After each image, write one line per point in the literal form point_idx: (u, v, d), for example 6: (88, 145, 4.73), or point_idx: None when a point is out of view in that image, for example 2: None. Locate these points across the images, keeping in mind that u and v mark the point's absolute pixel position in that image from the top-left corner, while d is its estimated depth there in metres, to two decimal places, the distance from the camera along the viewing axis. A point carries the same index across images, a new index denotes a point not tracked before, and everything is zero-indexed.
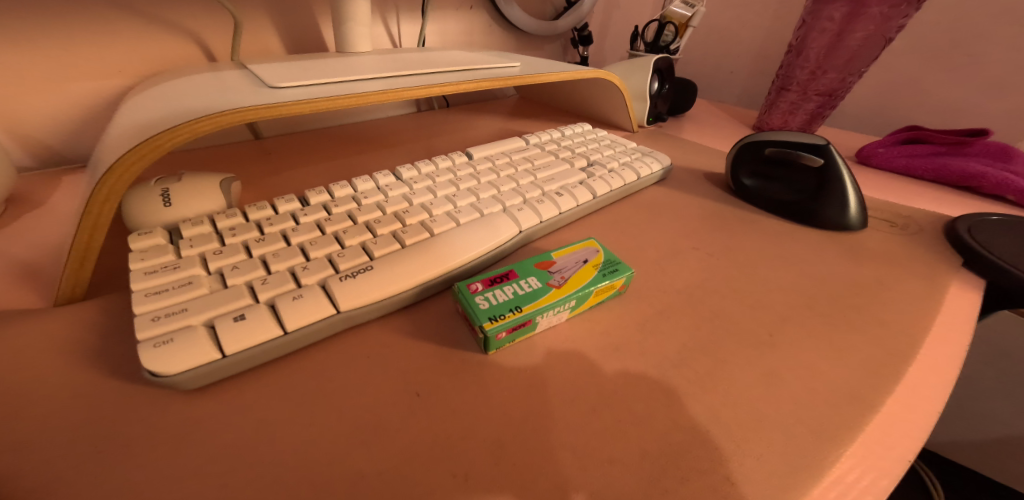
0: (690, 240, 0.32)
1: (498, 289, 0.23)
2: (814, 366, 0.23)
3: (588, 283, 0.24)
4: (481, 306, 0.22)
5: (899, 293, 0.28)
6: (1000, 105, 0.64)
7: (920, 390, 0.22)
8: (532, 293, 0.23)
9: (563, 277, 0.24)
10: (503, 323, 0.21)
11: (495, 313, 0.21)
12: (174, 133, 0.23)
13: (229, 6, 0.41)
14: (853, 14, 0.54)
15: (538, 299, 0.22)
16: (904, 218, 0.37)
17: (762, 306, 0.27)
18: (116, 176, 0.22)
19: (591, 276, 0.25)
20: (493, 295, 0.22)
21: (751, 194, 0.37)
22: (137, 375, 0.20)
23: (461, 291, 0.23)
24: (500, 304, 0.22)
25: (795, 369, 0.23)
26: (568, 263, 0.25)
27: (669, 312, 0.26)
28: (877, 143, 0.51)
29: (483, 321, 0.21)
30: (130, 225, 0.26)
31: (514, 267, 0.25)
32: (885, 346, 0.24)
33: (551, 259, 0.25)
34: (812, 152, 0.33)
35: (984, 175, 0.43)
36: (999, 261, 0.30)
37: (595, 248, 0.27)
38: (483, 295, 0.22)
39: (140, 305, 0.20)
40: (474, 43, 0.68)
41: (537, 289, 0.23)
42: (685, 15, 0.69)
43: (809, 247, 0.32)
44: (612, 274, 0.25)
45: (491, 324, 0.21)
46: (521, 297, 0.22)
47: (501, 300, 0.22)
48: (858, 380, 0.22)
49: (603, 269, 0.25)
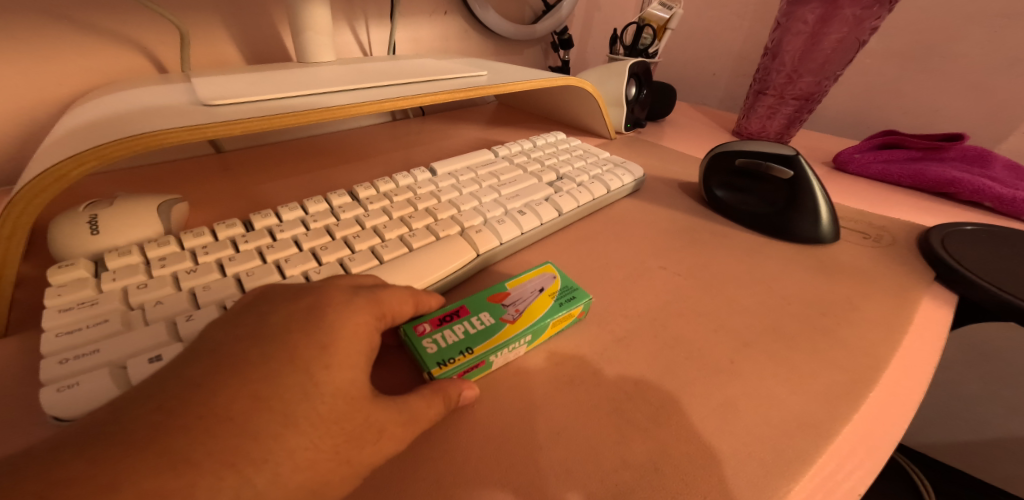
0: (658, 257, 0.31)
1: (446, 330, 0.22)
2: (771, 392, 0.22)
3: (544, 315, 0.23)
4: (429, 351, 0.21)
5: (867, 311, 0.28)
6: (978, 108, 0.64)
7: (879, 418, 0.21)
8: (484, 332, 0.22)
9: (517, 310, 0.24)
10: (453, 368, 0.20)
11: (444, 358, 0.21)
12: (80, 160, 0.21)
13: (172, 18, 0.42)
14: (826, 16, 0.54)
15: (491, 339, 0.22)
16: (878, 228, 0.36)
17: (725, 330, 0.26)
18: (19, 208, 0.20)
19: (546, 306, 0.24)
20: (443, 336, 0.22)
21: (723, 206, 0.36)
22: (30, 416, 0.18)
23: (408, 334, 0.22)
24: (449, 347, 0.21)
25: (752, 397, 0.22)
26: (523, 294, 0.25)
27: (629, 339, 0.25)
28: (853, 148, 0.51)
29: (431, 368, 0.20)
30: (56, 253, 0.24)
31: (465, 302, 0.24)
32: (848, 371, 0.23)
33: (505, 291, 0.25)
34: (782, 163, 0.33)
35: (960, 181, 0.43)
36: (972, 275, 0.29)
37: (552, 274, 0.27)
38: (431, 338, 0.22)
39: (49, 346, 0.19)
40: (450, 49, 0.68)
41: (490, 326, 0.23)
42: (664, 17, 0.68)
43: (779, 262, 0.31)
44: (568, 303, 0.24)
45: (439, 370, 0.20)
46: (471, 338, 0.22)
47: (451, 342, 0.21)
48: (816, 406, 0.21)
49: (559, 298, 0.25)
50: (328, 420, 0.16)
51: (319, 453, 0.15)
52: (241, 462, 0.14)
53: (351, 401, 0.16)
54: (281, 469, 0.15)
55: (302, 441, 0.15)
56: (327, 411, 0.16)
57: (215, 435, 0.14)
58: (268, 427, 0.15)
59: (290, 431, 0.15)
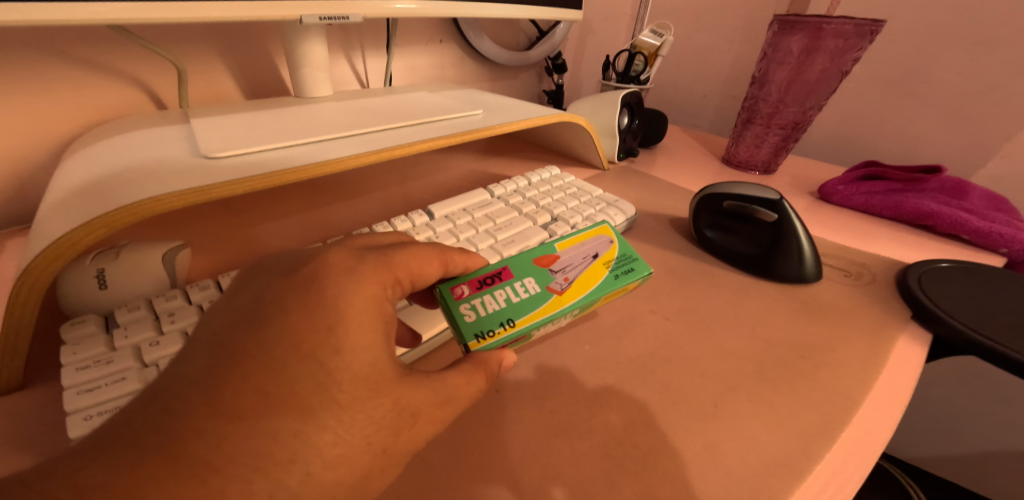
0: (649, 303, 0.33)
1: (487, 296, 0.26)
2: (751, 433, 0.23)
3: (594, 280, 0.29)
4: (468, 320, 0.25)
5: (846, 351, 0.29)
6: (958, 133, 0.66)
7: (850, 457, 0.22)
8: (525, 306, 0.26)
9: (560, 286, 0.28)
10: (488, 341, 0.24)
11: (481, 331, 0.24)
12: (90, 228, 0.21)
13: (170, 58, 0.43)
14: (811, 47, 0.55)
15: (531, 315, 0.26)
16: (859, 266, 0.38)
17: (711, 373, 0.27)
18: (33, 277, 0.21)
19: (598, 279, 0.29)
20: (495, 294, 0.27)
21: (713, 247, 0.38)
22: None
23: (450, 297, 0.26)
24: (487, 319, 0.25)
25: (734, 439, 0.23)
26: (569, 270, 0.29)
27: (620, 384, 0.26)
28: (836, 179, 0.53)
29: (469, 339, 0.24)
30: (67, 307, 0.25)
31: (509, 272, 0.28)
32: (822, 411, 0.25)
33: (551, 265, 0.29)
34: (766, 207, 0.34)
35: (938, 214, 0.44)
36: (947, 317, 0.31)
37: (609, 246, 0.32)
38: (470, 305, 0.26)
39: (72, 405, 0.19)
40: (446, 75, 0.69)
41: (533, 296, 0.27)
42: (655, 44, 0.70)
43: (764, 303, 0.33)
44: (622, 277, 0.29)
45: (476, 342, 0.24)
46: (517, 303, 0.26)
47: (491, 313, 0.25)
48: (794, 447, 0.22)
49: (613, 272, 0.30)
50: (353, 416, 0.17)
51: (349, 445, 0.17)
52: (264, 465, 0.16)
53: (372, 400, 0.18)
54: (311, 469, 0.16)
55: (328, 437, 0.17)
56: (350, 410, 0.17)
57: (239, 437, 0.16)
58: (292, 423, 0.16)
59: (307, 427, 0.17)
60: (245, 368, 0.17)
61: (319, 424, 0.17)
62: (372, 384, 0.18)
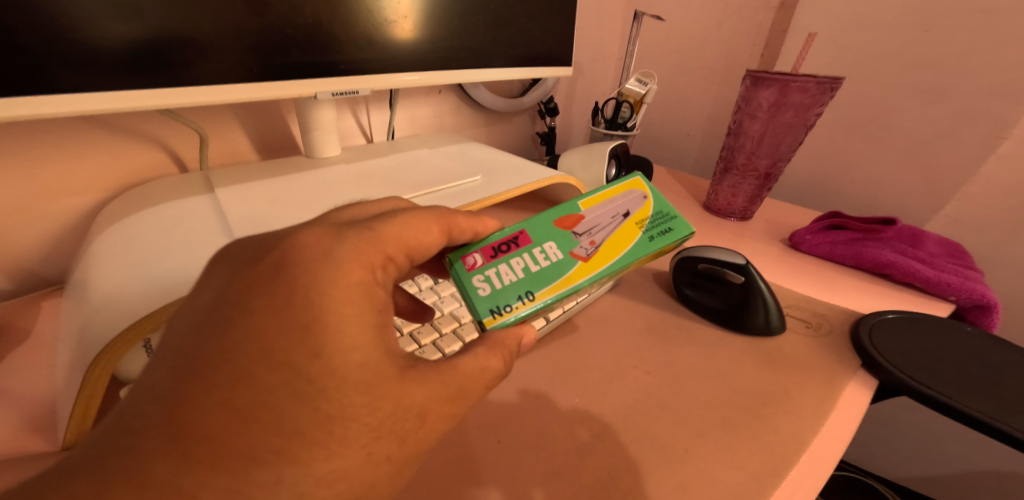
0: (633, 357, 0.37)
1: (502, 268, 0.31)
2: (714, 474, 0.27)
3: (616, 246, 0.34)
4: (483, 296, 0.30)
5: (802, 397, 0.33)
6: (917, 175, 0.71)
7: (796, 493, 0.26)
8: (539, 279, 0.31)
9: (584, 256, 0.33)
10: (501, 318, 0.29)
11: (494, 308, 0.30)
12: (154, 317, 0.26)
13: (192, 126, 0.47)
14: (779, 102, 0.60)
15: (545, 289, 0.31)
16: (819, 317, 0.44)
17: (683, 421, 0.31)
18: (106, 358, 0.25)
19: (620, 251, 0.34)
20: (514, 263, 0.32)
21: (691, 303, 0.43)
22: None
23: (467, 270, 0.31)
24: (501, 293, 0.30)
25: (699, 479, 0.27)
26: (592, 238, 0.34)
27: (605, 432, 0.30)
28: (805, 229, 0.58)
29: (484, 316, 0.29)
30: (124, 373, 0.30)
31: (528, 238, 0.33)
32: (776, 452, 0.28)
33: (572, 231, 0.34)
34: (734, 270, 0.40)
35: (893, 264, 0.50)
36: (888, 366, 0.35)
37: (639, 212, 0.36)
38: (484, 278, 0.31)
39: None
40: (444, 123, 0.74)
41: (552, 268, 0.32)
42: (640, 93, 0.76)
43: (733, 355, 0.38)
44: (654, 242, 0.35)
45: (490, 320, 0.29)
46: (533, 275, 0.32)
47: (507, 285, 0.31)
48: (749, 485, 0.26)
49: (646, 235, 0.35)
50: (345, 432, 0.21)
51: (341, 457, 0.20)
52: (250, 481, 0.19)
53: (362, 419, 0.21)
54: (303, 488, 0.19)
55: (320, 453, 0.20)
56: (340, 427, 0.20)
57: (230, 450, 0.19)
58: (275, 442, 0.19)
59: (293, 443, 0.20)
60: (229, 382, 0.20)
61: (308, 443, 0.20)
62: (362, 401, 0.21)
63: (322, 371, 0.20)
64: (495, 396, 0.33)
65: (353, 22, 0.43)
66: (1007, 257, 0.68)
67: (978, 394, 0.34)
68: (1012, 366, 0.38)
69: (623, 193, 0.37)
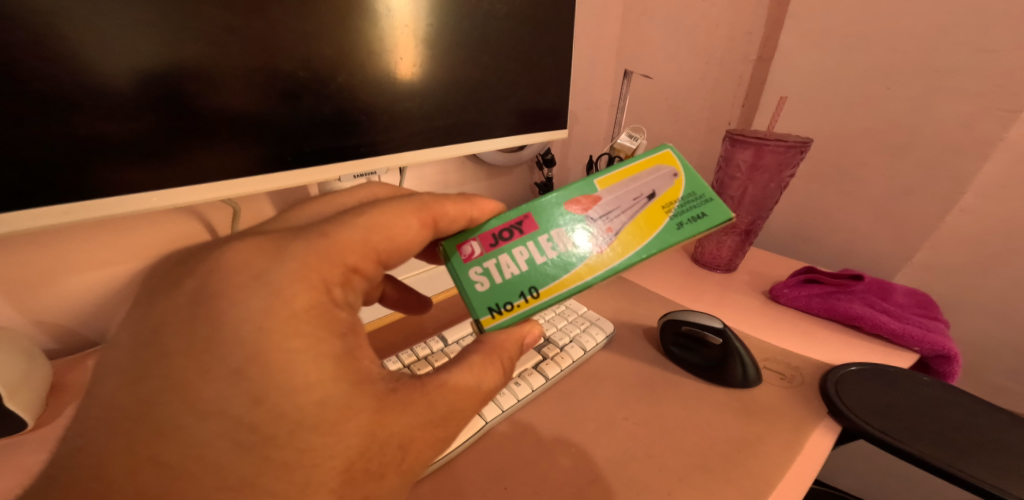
0: (623, 409, 0.42)
1: (507, 259, 0.36)
2: None
3: (634, 234, 0.36)
4: (483, 289, 0.36)
5: (773, 444, 0.38)
6: (886, 223, 0.77)
7: None
8: (542, 272, 0.35)
9: (598, 248, 0.36)
10: (501, 314, 0.35)
11: (495, 305, 0.35)
12: None
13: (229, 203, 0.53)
14: (755, 165, 0.67)
15: (549, 284, 0.35)
16: (792, 369, 0.48)
17: (666, 468, 0.35)
18: None
19: (638, 244, 0.35)
20: (517, 253, 0.36)
21: (677, 359, 0.47)
22: None
23: (474, 260, 0.36)
24: (505, 287, 0.36)
25: None
26: (610, 227, 0.36)
27: (597, 480, 0.35)
28: (783, 283, 0.64)
29: (485, 313, 0.35)
30: None
31: (536, 225, 0.37)
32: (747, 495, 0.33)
33: (587, 218, 0.36)
34: (713, 333, 0.45)
35: (862, 317, 0.55)
36: (850, 415, 0.40)
37: (673, 193, 0.37)
38: (489, 270, 0.36)
39: None
40: (450, 178, 0.80)
41: (556, 261, 0.36)
42: (630, 148, 0.82)
43: (713, 406, 0.42)
44: (681, 229, 0.36)
45: (490, 317, 0.35)
46: (537, 267, 0.36)
47: (512, 277, 0.36)
48: None
49: (674, 221, 0.36)
50: (307, 480, 0.25)
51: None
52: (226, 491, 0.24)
53: (327, 464, 0.26)
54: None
55: None
56: (301, 476, 0.25)
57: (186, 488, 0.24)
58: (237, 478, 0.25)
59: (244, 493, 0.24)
60: (186, 428, 0.25)
61: (266, 492, 0.25)
62: (325, 441, 0.26)
63: (276, 422, 0.25)
64: (498, 446, 0.38)
65: (371, 108, 0.49)
66: (975, 302, 0.73)
67: (929, 438, 0.38)
68: (963, 409, 0.42)
69: (651, 171, 0.37)
